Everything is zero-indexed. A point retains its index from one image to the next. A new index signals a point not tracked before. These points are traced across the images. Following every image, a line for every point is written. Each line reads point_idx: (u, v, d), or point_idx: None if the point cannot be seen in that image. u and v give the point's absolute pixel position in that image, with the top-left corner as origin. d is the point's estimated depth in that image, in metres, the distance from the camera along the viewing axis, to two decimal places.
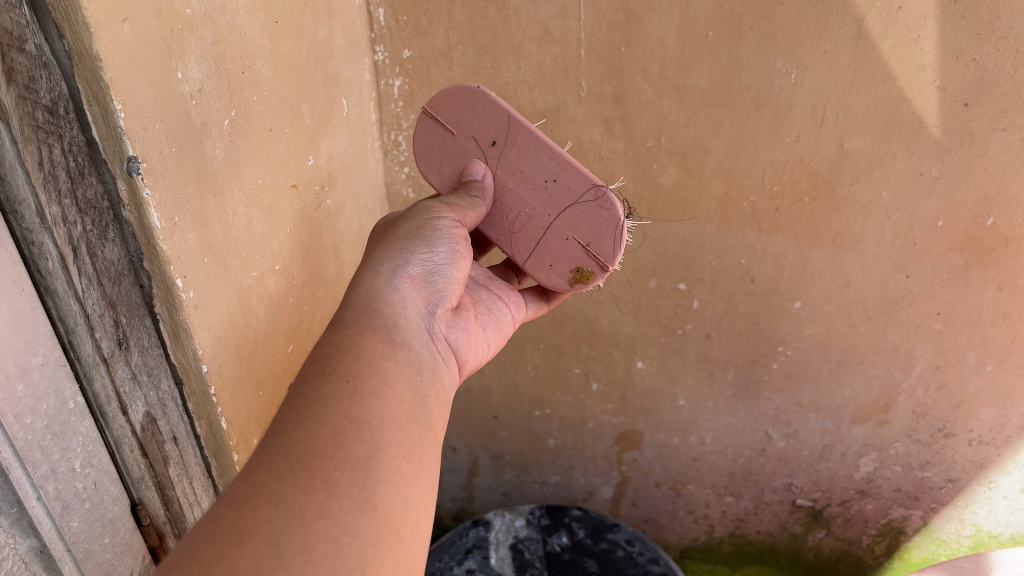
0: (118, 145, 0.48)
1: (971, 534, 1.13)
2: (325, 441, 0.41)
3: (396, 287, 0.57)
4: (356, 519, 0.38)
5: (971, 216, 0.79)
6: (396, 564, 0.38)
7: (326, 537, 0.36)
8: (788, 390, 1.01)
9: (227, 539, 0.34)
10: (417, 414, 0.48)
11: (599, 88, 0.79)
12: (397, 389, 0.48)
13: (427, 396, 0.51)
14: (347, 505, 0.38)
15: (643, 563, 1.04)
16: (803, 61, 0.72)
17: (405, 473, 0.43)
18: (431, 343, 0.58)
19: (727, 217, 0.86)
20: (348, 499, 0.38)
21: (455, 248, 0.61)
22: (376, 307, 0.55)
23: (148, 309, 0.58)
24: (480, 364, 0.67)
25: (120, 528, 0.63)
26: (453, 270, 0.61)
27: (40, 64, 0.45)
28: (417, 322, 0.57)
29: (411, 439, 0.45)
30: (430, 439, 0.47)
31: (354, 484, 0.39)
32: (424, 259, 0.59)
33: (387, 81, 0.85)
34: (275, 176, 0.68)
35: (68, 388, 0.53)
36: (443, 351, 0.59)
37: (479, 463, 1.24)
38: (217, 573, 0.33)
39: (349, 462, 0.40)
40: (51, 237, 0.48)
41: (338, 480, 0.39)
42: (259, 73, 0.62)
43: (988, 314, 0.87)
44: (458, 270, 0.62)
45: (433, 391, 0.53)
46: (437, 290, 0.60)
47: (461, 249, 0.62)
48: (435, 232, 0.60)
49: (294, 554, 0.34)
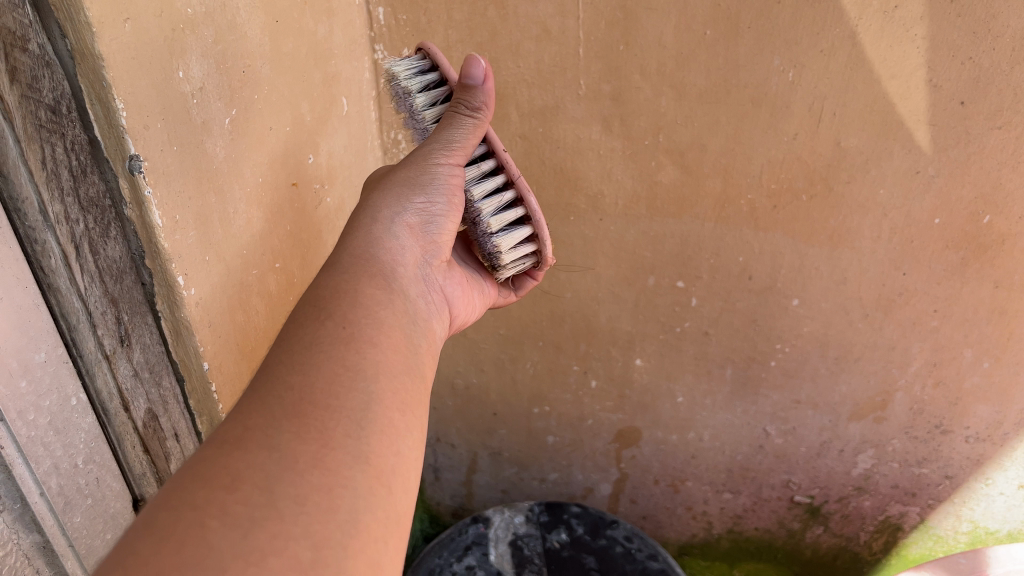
0: (120, 143, 0.49)
1: (968, 531, 1.13)
2: (319, 388, 0.40)
3: (393, 236, 0.57)
4: (350, 470, 0.38)
5: (968, 214, 0.80)
6: (387, 519, 0.38)
7: (320, 488, 0.35)
8: (786, 387, 1.01)
9: (218, 484, 0.34)
10: (409, 363, 0.48)
11: (597, 87, 0.79)
12: (392, 338, 0.48)
13: (419, 345, 0.51)
14: (341, 456, 0.38)
15: (641, 559, 1.04)
16: (800, 59, 0.72)
17: (397, 426, 0.42)
18: (424, 292, 0.58)
19: (724, 214, 0.86)
20: (342, 450, 0.38)
21: (453, 199, 0.60)
22: (372, 255, 0.55)
23: (150, 306, 0.59)
24: (468, 321, 0.67)
25: (122, 524, 0.63)
26: (449, 220, 0.60)
27: (43, 63, 0.45)
28: (412, 270, 0.58)
29: (404, 391, 0.45)
30: (421, 391, 0.47)
31: (348, 434, 0.39)
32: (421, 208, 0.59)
33: (386, 80, 0.86)
34: (275, 174, 0.68)
35: (71, 384, 0.54)
36: (436, 303, 0.60)
37: (478, 460, 1.25)
38: (210, 518, 0.32)
39: (343, 411, 0.40)
40: (54, 235, 0.49)
41: (332, 429, 0.39)
42: (259, 71, 0.63)
43: (984, 311, 0.87)
44: (453, 220, 0.61)
45: (425, 340, 0.53)
46: (433, 240, 0.60)
47: (457, 202, 0.61)
48: (434, 181, 0.59)
49: (287, 502, 0.34)
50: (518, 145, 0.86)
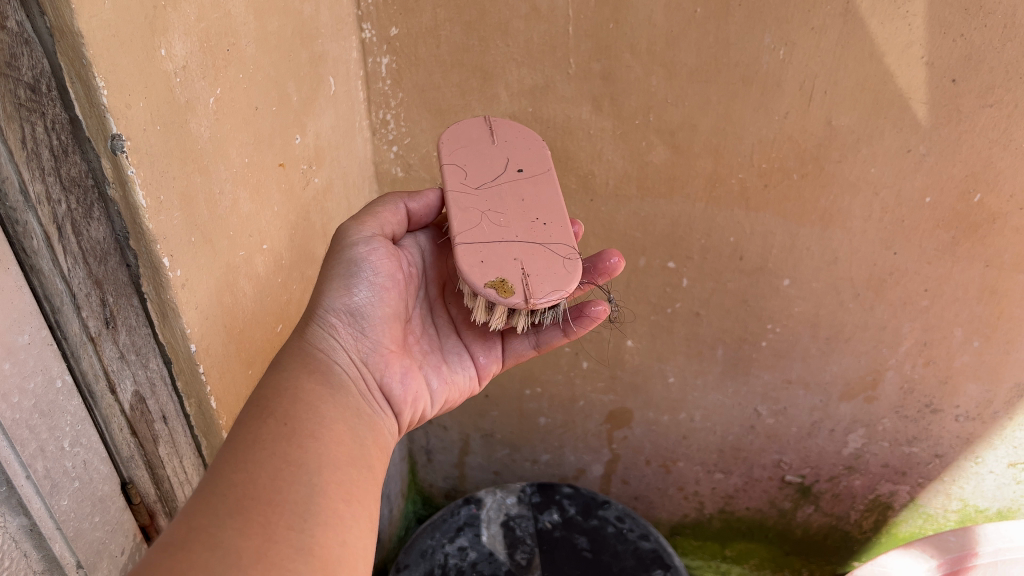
0: (102, 122, 0.48)
1: (958, 509, 1.14)
2: (264, 483, 0.46)
3: (323, 336, 0.60)
4: (293, 562, 0.43)
5: (958, 193, 0.80)
6: None
7: None
8: (777, 367, 1.01)
9: None
10: (353, 453, 0.53)
11: (587, 66, 0.78)
12: (335, 433, 0.53)
13: (365, 438, 0.56)
14: (283, 548, 0.43)
15: (633, 539, 1.05)
16: (791, 37, 0.72)
17: (343, 516, 0.48)
18: (370, 393, 0.61)
19: (715, 194, 0.86)
20: (286, 542, 0.43)
21: (375, 283, 0.62)
22: (309, 349, 0.58)
23: (135, 288, 0.58)
24: (421, 418, 0.68)
25: (111, 507, 0.61)
26: (378, 308, 0.62)
27: (21, 40, 0.44)
28: (354, 363, 0.61)
29: (349, 481, 0.50)
30: (367, 478, 0.53)
31: (291, 526, 0.44)
32: (346, 303, 0.61)
33: (374, 59, 0.85)
34: (261, 154, 0.67)
35: (55, 366, 0.53)
36: (379, 400, 0.62)
37: (470, 442, 1.25)
38: None
39: (285, 505, 0.45)
40: (36, 216, 0.48)
41: (276, 523, 0.44)
42: (244, 49, 0.62)
43: (975, 290, 0.87)
44: (386, 302, 0.63)
45: (371, 434, 0.57)
46: (368, 335, 0.62)
47: (385, 279, 0.62)
48: (355, 275, 0.61)
49: None
50: None
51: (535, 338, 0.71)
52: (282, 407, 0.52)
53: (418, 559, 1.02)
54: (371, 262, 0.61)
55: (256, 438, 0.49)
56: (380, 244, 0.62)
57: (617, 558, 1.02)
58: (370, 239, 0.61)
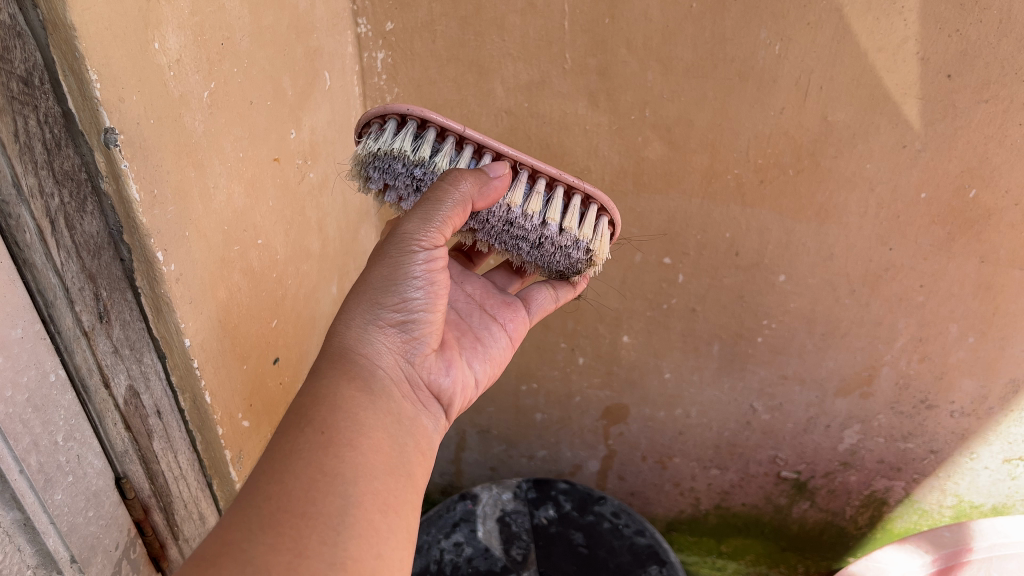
0: (95, 116, 0.48)
1: (953, 504, 1.14)
2: (296, 495, 0.43)
3: (369, 339, 0.57)
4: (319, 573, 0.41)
5: (954, 188, 0.80)
6: None
7: None
8: (773, 363, 1.01)
9: None
10: (394, 464, 0.51)
11: (583, 61, 0.78)
12: (375, 441, 0.50)
13: (407, 447, 0.53)
14: (314, 564, 0.41)
15: (629, 534, 1.05)
16: (787, 32, 0.72)
17: (379, 528, 0.45)
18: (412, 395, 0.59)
19: (711, 189, 0.86)
20: (318, 558, 0.41)
21: (429, 288, 0.59)
22: (353, 355, 0.56)
23: (129, 282, 0.58)
24: (468, 402, 0.68)
25: (105, 502, 0.61)
26: (429, 310, 0.60)
27: (15, 33, 0.44)
28: (396, 369, 0.58)
29: (386, 491, 0.48)
30: (405, 491, 0.50)
31: (324, 541, 0.42)
32: (398, 307, 0.58)
33: (370, 54, 0.85)
34: (256, 149, 0.67)
35: (49, 360, 0.53)
36: (424, 398, 0.61)
37: (467, 438, 1.25)
38: None
39: (318, 518, 0.43)
40: (29, 209, 0.48)
41: (308, 538, 0.41)
42: (239, 44, 0.62)
43: (970, 286, 0.87)
44: (438, 303, 0.60)
45: (414, 440, 0.55)
46: (414, 336, 0.60)
47: (438, 283, 0.60)
48: (407, 278, 0.58)
49: None
50: (504, 121, 0.85)
51: (552, 288, 0.75)
52: (320, 417, 0.49)
53: (414, 554, 1.02)
54: (427, 267, 0.58)
55: (291, 447, 0.46)
56: (436, 249, 0.59)
57: (613, 553, 1.02)
58: (425, 242, 0.57)
